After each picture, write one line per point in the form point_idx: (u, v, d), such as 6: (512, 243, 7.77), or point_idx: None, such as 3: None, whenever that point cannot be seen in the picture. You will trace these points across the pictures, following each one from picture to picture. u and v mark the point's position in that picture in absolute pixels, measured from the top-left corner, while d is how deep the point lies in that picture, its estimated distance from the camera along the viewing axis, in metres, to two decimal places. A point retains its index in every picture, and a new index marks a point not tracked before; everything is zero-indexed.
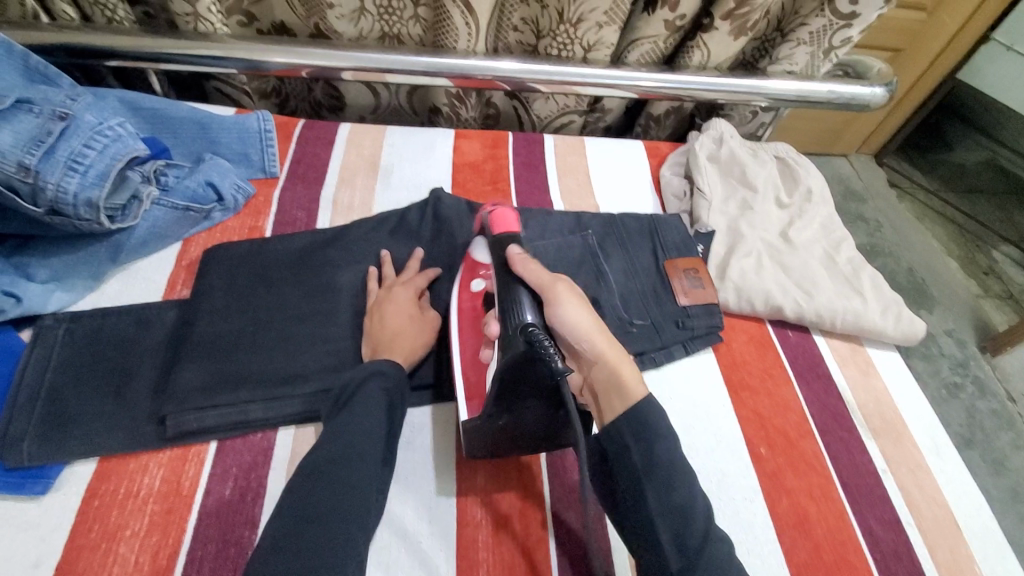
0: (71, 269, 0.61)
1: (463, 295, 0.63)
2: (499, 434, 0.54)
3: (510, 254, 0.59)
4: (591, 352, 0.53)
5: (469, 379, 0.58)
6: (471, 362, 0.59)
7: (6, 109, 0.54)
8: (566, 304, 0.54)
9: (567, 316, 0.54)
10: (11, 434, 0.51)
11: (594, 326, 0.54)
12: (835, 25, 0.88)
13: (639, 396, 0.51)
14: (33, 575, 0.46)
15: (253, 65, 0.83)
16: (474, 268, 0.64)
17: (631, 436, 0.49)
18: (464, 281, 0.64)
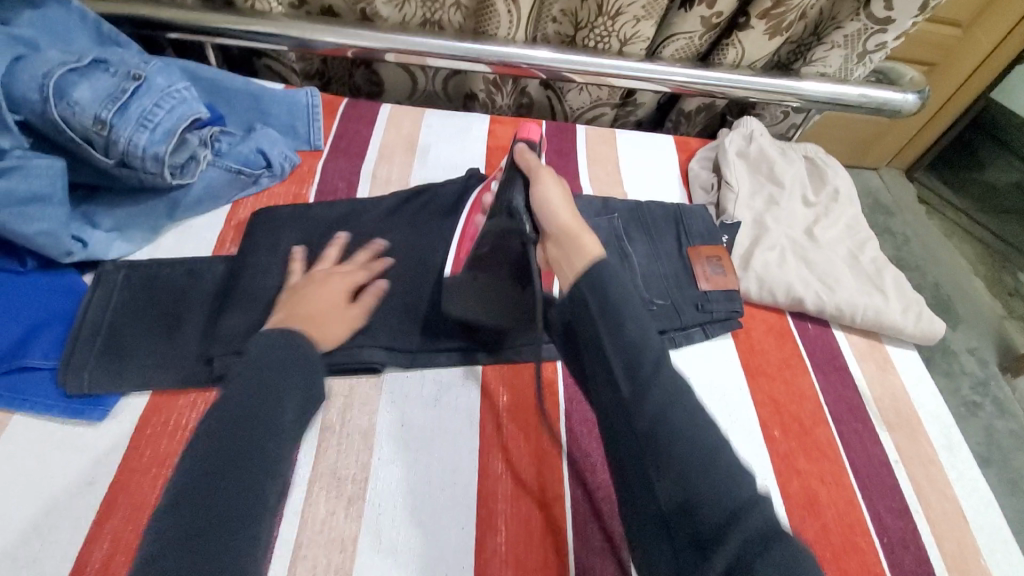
0: (131, 220, 0.66)
1: (481, 190, 0.74)
2: (482, 287, 0.66)
3: (516, 149, 0.69)
4: (557, 228, 0.60)
5: (464, 239, 0.69)
6: (466, 239, 0.68)
7: (86, 67, 0.58)
8: (547, 193, 0.63)
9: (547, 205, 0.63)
10: (73, 364, 0.56)
11: (567, 203, 0.63)
12: (870, 28, 0.89)
13: (593, 253, 0.56)
14: (89, 490, 0.50)
15: (303, 43, 0.87)
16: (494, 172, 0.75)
17: (590, 294, 0.51)
18: (485, 187, 0.74)
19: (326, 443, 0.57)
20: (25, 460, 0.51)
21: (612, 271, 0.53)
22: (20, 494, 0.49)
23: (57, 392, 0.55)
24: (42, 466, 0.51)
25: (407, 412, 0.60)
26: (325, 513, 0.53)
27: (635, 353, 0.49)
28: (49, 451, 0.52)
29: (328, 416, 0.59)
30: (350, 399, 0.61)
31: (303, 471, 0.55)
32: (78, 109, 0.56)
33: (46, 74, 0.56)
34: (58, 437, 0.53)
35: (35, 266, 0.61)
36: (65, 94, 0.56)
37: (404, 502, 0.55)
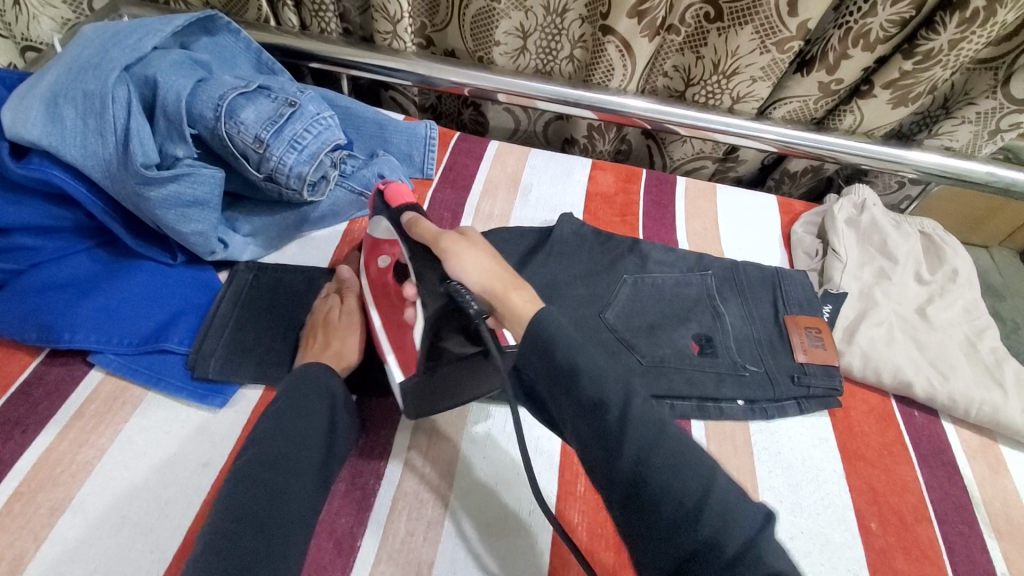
0: (266, 229, 0.73)
1: (371, 270, 0.67)
2: (433, 390, 0.55)
3: (406, 218, 0.59)
4: (485, 288, 0.52)
5: (396, 343, 0.61)
6: (393, 320, 0.63)
7: (253, 93, 0.66)
8: (457, 252, 0.53)
9: (465, 263, 0.53)
10: (203, 350, 0.62)
11: (489, 262, 0.53)
12: (1005, 108, 0.85)
13: (534, 312, 0.48)
14: (203, 471, 0.55)
15: (426, 80, 0.94)
16: (374, 247, 0.67)
17: (538, 354, 0.47)
18: (372, 256, 0.67)
19: (413, 461, 0.59)
20: (155, 433, 0.57)
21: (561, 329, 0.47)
22: (145, 465, 0.55)
23: (186, 376, 0.61)
24: (167, 442, 0.56)
25: (491, 443, 0.62)
26: (405, 531, 0.54)
27: (565, 354, 0.45)
28: (175, 428, 0.58)
29: (416, 435, 0.61)
30: (439, 421, 0.63)
31: (389, 485, 0.57)
32: (242, 129, 0.63)
33: (221, 96, 0.63)
34: (183, 416, 0.58)
35: (183, 261, 0.68)
36: (233, 115, 0.63)
37: (481, 536, 0.55)
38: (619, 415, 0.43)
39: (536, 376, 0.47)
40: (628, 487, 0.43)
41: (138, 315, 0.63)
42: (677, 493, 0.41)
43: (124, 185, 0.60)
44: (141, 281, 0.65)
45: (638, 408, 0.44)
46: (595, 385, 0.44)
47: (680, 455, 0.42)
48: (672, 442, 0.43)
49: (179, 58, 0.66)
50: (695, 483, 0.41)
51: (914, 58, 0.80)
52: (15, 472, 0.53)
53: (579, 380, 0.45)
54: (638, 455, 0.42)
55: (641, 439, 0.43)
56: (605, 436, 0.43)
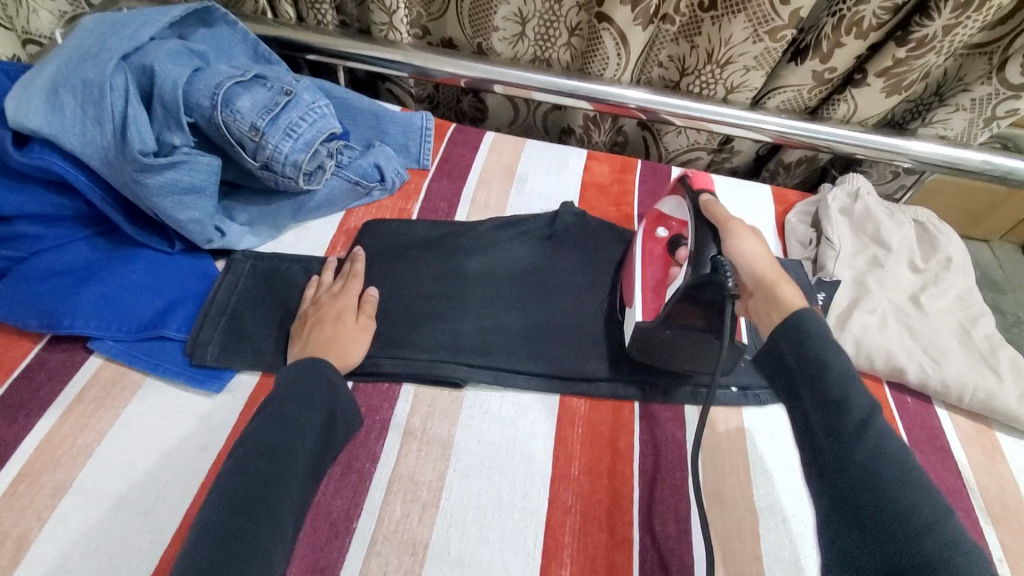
0: (262, 217, 0.74)
1: (648, 240, 0.72)
2: (661, 345, 0.64)
3: (703, 199, 0.64)
4: (757, 278, 0.58)
5: (648, 298, 0.66)
6: (653, 279, 0.67)
7: (249, 81, 0.66)
8: (743, 240, 0.60)
9: (746, 243, 0.60)
10: (201, 338, 0.62)
11: (765, 256, 0.59)
12: (1001, 94, 0.85)
13: (798, 307, 0.54)
14: (201, 455, 0.56)
15: (423, 70, 0.94)
16: (659, 219, 0.73)
17: (789, 348, 0.50)
18: (650, 228, 0.73)
19: (408, 446, 0.60)
20: (152, 418, 0.58)
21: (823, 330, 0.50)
22: (144, 449, 0.55)
23: (185, 361, 0.61)
24: (165, 427, 0.57)
25: (484, 428, 0.62)
26: (401, 513, 0.55)
27: (820, 354, 0.48)
28: (172, 413, 0.58)
29: (411, 420, 0.62)
30: (434, 406, 0.63)
31: (384, 469, 0.58)
32: (239, 117, 0.64)
33: (217, 84, 0.64)
34: (181, 401, 0.59)
35: (181, 249, 0.69)
36: (230, 103, 0.64)
37: (475, 519, 0.55)
38: (859, 422, 0.45)
39: (783, 364, 0.51)
40: (844, 490, 0.44)
41: (137, 302, 0.63)
42: (907, 511, 0.41)
43: (122, 173, 0.61)
44: (139, 268, 0.66)
45: (880, 423, 0.45)
46: (844, 395, 0.46)
47: (906, 469, 0.43)
48: (904, 468, 0.43)
49: (175, 47, 0.66)
50: (922, 505, 0.41)
51: (907, 46, 0.81)
52: (16, 456, 0.53)
53: (830, 386, 0.47)
54: (869, 461, 0.43)
55: (877, 452, 0.43)
56: (837, 432, 0.45)
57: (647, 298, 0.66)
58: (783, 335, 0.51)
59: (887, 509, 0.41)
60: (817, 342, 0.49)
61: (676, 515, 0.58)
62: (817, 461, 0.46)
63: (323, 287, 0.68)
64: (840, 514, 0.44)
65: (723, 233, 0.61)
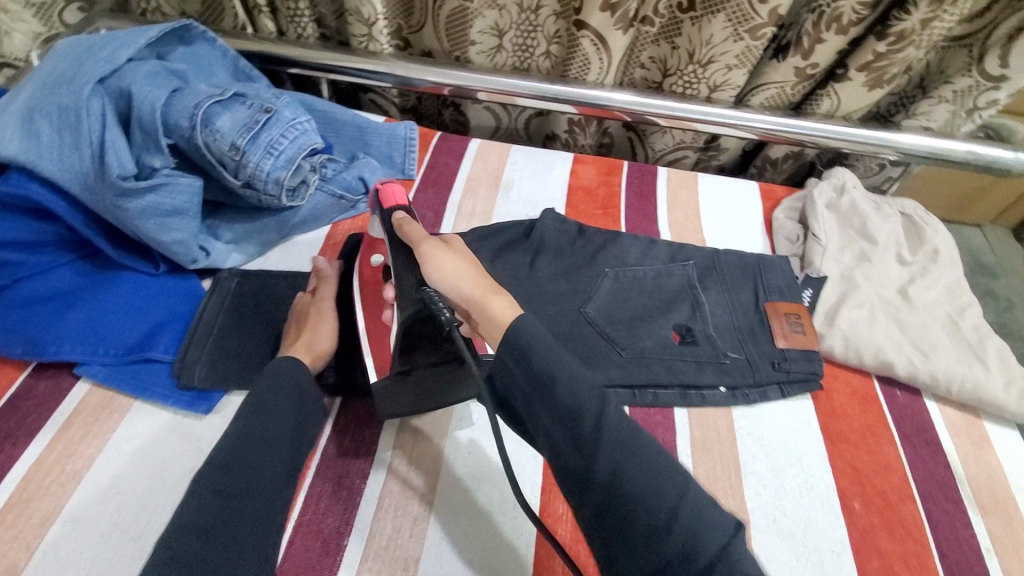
0: (247, 236, 0.73)
1: (363, 267, 0.65)
2: (404, 394, 0.58)
3: (398, 217, 0.58)
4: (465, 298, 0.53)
5: (373, 343, 0.60)
6: (375, 325, 0.60)
7: (228, 100, 0.66)
8: (435, 257, 0.54)
9: (444, 266, 0.54)
10: (188, 359, 0.62)
11: (467, 271, 0.54)
12: (982, 85, 0.85)
13: (511, 319, 0.50)
14: (190, 477, 0.56)
15: (405, 81, 0.94)
16: (370, 244, 0.65)
17: (516, 367, 0.47)
18: (365, 255, 0.65)
19: (398, 460, 0.60)
20: (143, 443, 0.58)
21: (536, 338, 0.48)
22: (134, 474, 0.55)
23: (172, 384, 0.61)
24: (156, 450, 0.57)
25: (475, 439, 0.62)
26: (391, 528, 0.55)
27: (543, 366, 0.46)
28: (163, 436, 0.58)
29: (401, 434, 0.62)
30: (424, 419, 0.63)
31: (374, 484, 0.58)
32: (219, 136, 0.64)
33: (196, 104, 0.64)
34: (170, 425, 0.59)
35: (165, 270, 0.69)
36: (209, 123, 0.64)
37: (466, 531, 0.55)
38: (593, 430, 0.44)
39: (515, 381, 0.48)
40: (607, 501, 0.43)
41: (123, 326, 0.63)
42: (648, 502, 0.42)
43: (103, 198, 0.61)
44: (125, 292, 0.66)
45: (611, 414, 0.45)
46: (573, 403, 0.45)
47: (649, 464, 0.44)
48: (647, 460, 0.44)
49: (154, 68, 0.66)
50: (665, 496, 0.42)
51: (887, 40, 0.80)
52: (4, 484, 0.54)
53: (558, 395, 0.46)
54: (613, 463, 0.44)
55: (616, 454, 0.44)
56: (581, 445, 0.45)
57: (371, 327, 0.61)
58: (509, 357, 0.48)
59: (641, 513, 0.42)
60: (543, 356, 0.47)
61: None
62: (571, 472, 0.45)
63: (306, 296, 0.67)
64: (598, 522, 0.44)
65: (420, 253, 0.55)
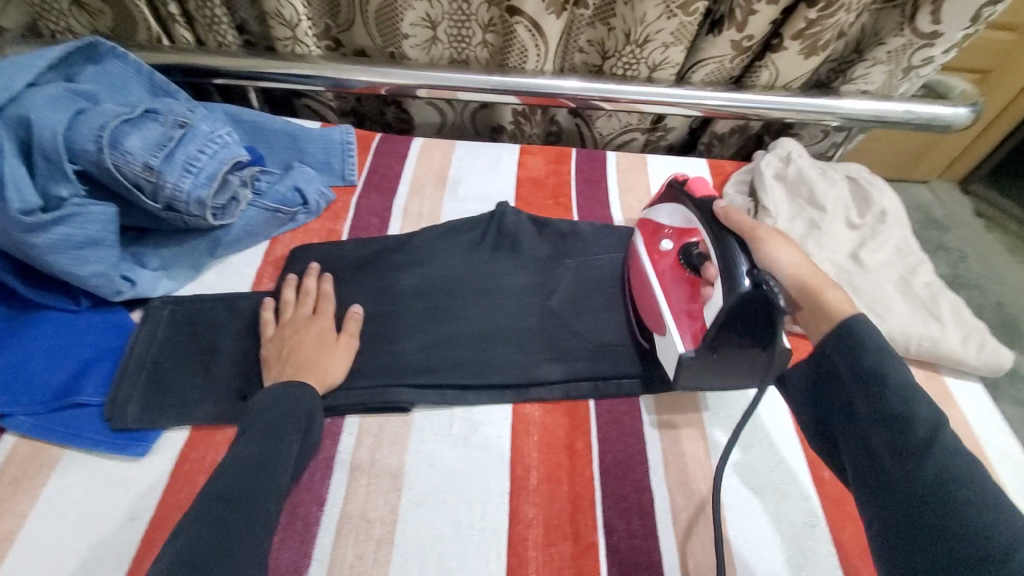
0: (176, 260, 0.69)
1: (654, 256, 0.68)
2: (710, 371, 0.60)
3: (718, 208, 0.61)
4: (798, 284, 0.56)
5: (682, 320, 0.61)
6: (684, 302, 0.62)
7: (137, 118, 0.62)
8: (771, 245, 0.58)
9: (774, 254, 0.58)
10: (119, 399, 0.58)
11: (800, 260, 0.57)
12: (915, 43, 0.86)
13: (846, 315, 0.51)
14: (129, 526, 0.52)
15: (338, 83, 0.90)
16: (659, 233, 0.69)
17: (841, 360, 0.50)
18: (653, 241, 0.69)
19: (356, 482, 0.57)
20: (76, 494, 0.53)
21: (867, 331, 0.50)
22: (68, 529, 0.51)
23: (103, 428, 0.57)
24: (90, 500, 0.53)
25: (436, 450, 0.60)
26: (353, 556, 0.52)
27: (876, 368, 0.48)
28: (96, 485, 0.54)
29: (358, 454, 0.59)
30: (381, 436, 0.61)
31: (332, 511, 0.55)
32: (129, 158, 0.60)
33: (101, 125, 0.60)
34: (104, 472, 0.55)
35: (88, 305, 0.64)
36: (118, 144, 0.60)
37: (435, 548, 0.53)
38: (924, 440, 0.44)
39: (837, 376, 0.51)
40: (917, 508, 0.43)
41: (45, 370, 0.59)
42: (978, 522, 0.41)
43: (4, 234, 0.57)
44: (45, 333, 0.61)
45: (947, 437, 0.44)
46: (905, 411, 0.46)
47: (950, 470, 0.43)
48: (979, 481, 0.42)
49: (54, 91, 0.62)
50: (975, 508, 0.41)
51: (817, 6, 0.80)
52: None
53: (888, 405, 0.47)
54: (941, 477, 0.43)
55: (939, 469, 0.43)
56: (903, 450, 0.45)
57: (681, 314, 0.62)
58: (834, 347, 0.51)
59: (964, 530, 0.41)
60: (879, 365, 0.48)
61: (640, 511, 0.57)
62: (880, 477, 0.46)
63: (288, 304, 0.66)
64: (910, 530, 0.43)
65: (752, 243, 0.58)
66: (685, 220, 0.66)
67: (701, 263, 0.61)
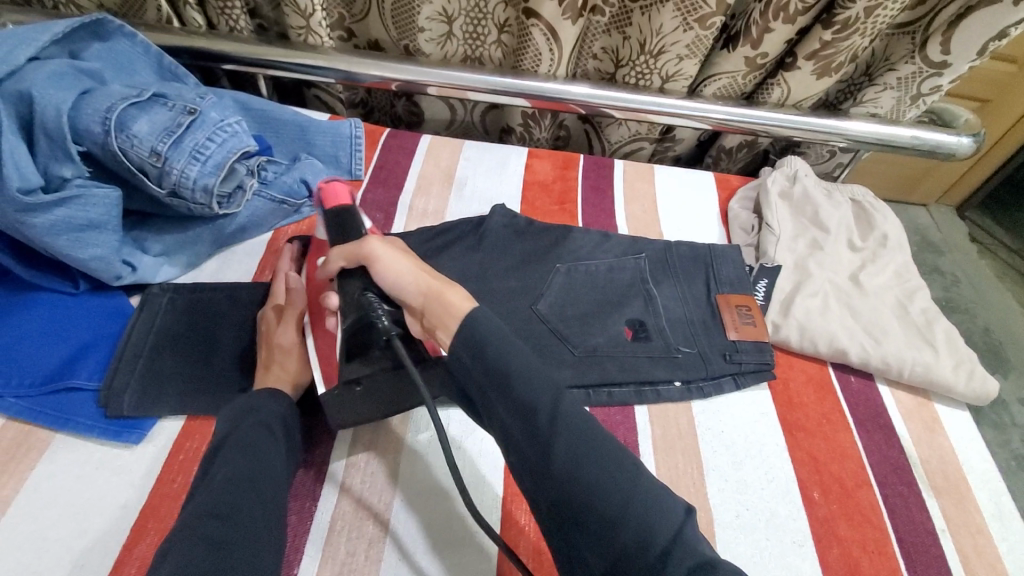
0: (179, 247, 0.68)
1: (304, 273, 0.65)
2: (350, 403, 0.54)
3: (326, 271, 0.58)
4: (421, 295, 0.53)
5: (318, 351, 0.58)
6: (320, 336, 0.58)
7: (146, 102, 0.62)
8: (384, 260, 0.55)
9: (391, 265, 0.55)
10: (115, 386, 0.57)
11: (414, 267, 0.55)
12: (925, 72, 0.87)
13: (467, 309, 0.50)
14: (120, 514, 0.51)
15: (350, 76, 0.89)
16: (315, 252, 0.65)
17: (466, 352, 0.48)
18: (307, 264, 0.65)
19: (350, 479, 0.57)
20: (67, 479, 0.53)
21: (487, 326, 0.49)
22: (56, 514, 0.51)
23: (98, 414, 0.56)
24: (80, 487, 0.52)
25: (432, 451, 0.60)
26: (345, 552, 0.52)
27: (497, 357, 0.47)
28: (89, 470, 0.54)
29: (354, 451, 0.59)
30: (377, 434, 0.60)
31: (326, 507, 0.55)
32: (136, 142, 0.59)
33: (109, 108, 0.59)
34: (97, 458, 0.54)
35: (87, 288, 0.64)
36: (125, 127, 0.59)
37: (425, 549, 0.53)
38: (548, 420, 0.44)
39: (467, 372, 0.48)
40: (559, 499, 0.43)
41: (43, 352, 0.58)
42: (606, 499, 0.42)
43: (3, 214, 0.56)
44: (44, 314, 0.61)
45: (569, 411, 0.45)
46: (530, 398, 0.45)
47: (605, 454, 0.44)
48: (603, 457, 0.43)
49: (62, 70, 0.61)
50: (619, 492, 0.42)
51: (833, 28, 0.81)
52: None
53: (518, 392, 0.45)
54: (569, 462, 0.43)
55: (570, 448, 0.43)
56: (535, 434, 0.44)
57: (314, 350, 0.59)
58: (464, 348, 0.48)
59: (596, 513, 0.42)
60: (494, 347, 0.48)
61: None
62: (529, 471, 0.45)
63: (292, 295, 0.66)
64: (555, 513, 0.43)
65: (365, 261, 0.55)
66: (319, 232, 0.64)
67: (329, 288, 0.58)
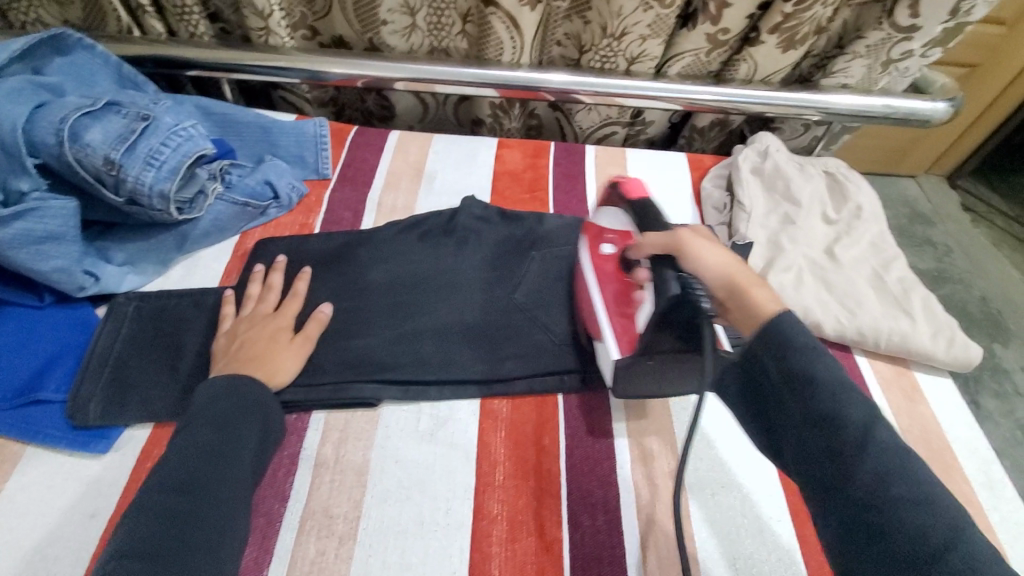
0: (143, 255, 0.69)
1: (591, 256, 0.67)
2: (649, 376, 0.59)
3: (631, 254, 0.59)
4: (723, 284, 0.52)
5: (612, 322, 0.61)
6: (614, 309, 0.62)
7: (99, 110, 0.62)
8: (698, 251, 0.53)
9: (703, 253, 0.54)
10: (80, 397, 0.58)
11: (720, 258, 0.53)
12: (894, 37, 0.86)
13: (775, 312, 0.48)
14: (90, 523, 0.52)
15: (314, 75, 0.88)
16: (600, 234, 0.67)
17: (765, 354, 0.47)
18: (594, 246, 0.68)
19: (320, 478, 0.57)
20: (36, 490, 0.53)
21: (792, 327, 0.46)
22: (27, 526, 0.51)
23: (65, 424, 0.57)
24: (49, 498, 0.53)
25: (401, 446, 0.60)
26: (315, 551, 0.53)
27: (805, 367, 0.45)
28: (58, 482, 0.54)
29: (324, 449, 0.59)
30: (346, 431, 0.60)
31: (297, 506, 0.55)
32: (90, 151, 0.59)
33: (61, 118, 0.59)
34: (65, 468, 0.55)
35: (52, 300, 0.64)
36: (78, 137, 0.59)
37: (396, 543, 0.53)
38: (856, 438, 0.42)
39: (763, 379, 0.47)
40: (848, 507, 0.41)
41: (9, 366, 0.58)
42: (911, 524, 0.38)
43: None
44: (10, 329, 0.61)
45: (879, 435, 0.42)
46: (833, 411, 0.43)
47: (912, 479, 0.40)
48: (915, 483, 0.40)
49: (16, 84, 0.61)
50: (914, 514, 0.38)
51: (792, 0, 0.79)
52: None
53: (819, 404, 0.44)
54: (878, 476, 0.40)
55: (881, 470, 0.40)
56: (834, 449, 0.42)
57: (611, 321, 0.62)
58: (762, 347, 0.47)
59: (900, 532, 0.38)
60: (799, 357, 0.45)
61: (604, 506, 0.57)
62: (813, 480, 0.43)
63: (251, 298, 0.66)
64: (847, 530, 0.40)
65: (680, 256, 0.53)
66: (623, 223, 0.65)
67: (632, 265, 0.59)
